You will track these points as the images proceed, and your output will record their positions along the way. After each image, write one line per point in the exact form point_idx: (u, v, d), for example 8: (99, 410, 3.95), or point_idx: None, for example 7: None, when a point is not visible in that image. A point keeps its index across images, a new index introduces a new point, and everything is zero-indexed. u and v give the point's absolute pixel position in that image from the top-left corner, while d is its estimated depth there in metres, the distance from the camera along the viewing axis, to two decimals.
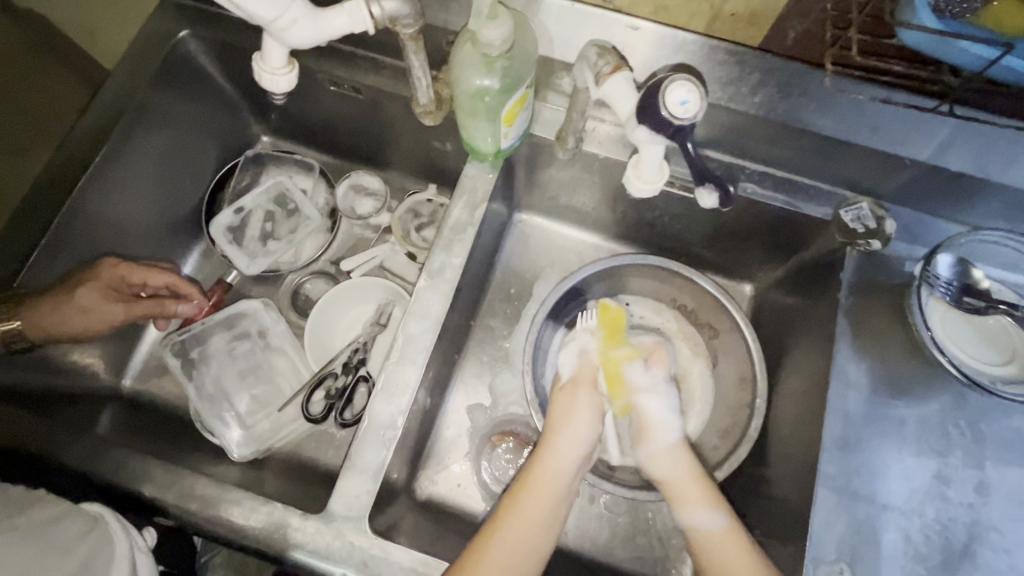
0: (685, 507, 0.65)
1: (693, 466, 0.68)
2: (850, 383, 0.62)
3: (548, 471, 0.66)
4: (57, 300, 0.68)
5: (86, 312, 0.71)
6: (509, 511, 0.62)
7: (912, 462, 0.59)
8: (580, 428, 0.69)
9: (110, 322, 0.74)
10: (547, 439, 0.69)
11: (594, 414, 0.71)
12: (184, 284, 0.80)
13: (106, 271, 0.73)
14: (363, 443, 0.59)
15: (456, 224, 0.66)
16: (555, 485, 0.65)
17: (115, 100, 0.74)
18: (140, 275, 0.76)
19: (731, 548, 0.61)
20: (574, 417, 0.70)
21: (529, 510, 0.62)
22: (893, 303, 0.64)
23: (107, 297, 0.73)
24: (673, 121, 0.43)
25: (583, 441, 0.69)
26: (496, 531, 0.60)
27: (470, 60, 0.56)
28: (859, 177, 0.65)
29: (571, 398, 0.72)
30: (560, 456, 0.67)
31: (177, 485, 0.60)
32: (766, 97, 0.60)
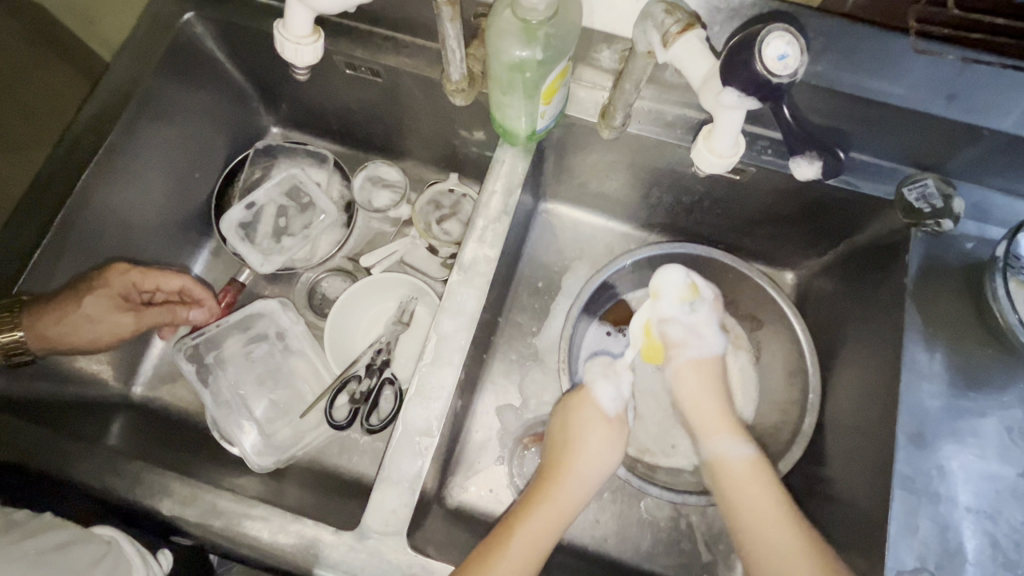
0: (711, 436, 0.66)
1: (719, 398, 0.68)
2: (924, 375, 0.56)
3: (562, 497, 0.61)
4: (64, 309, 0.64)
5: (95, 322, 0.67)
6: (516, 536, 0.57)
7: (994, 459, 0.54)
8: (604, 458, 0.64)
9: (121, 333, 0.70)
10: (564, 460, 0.63)
11: (617, 446, 0.65)
12: (197, 289, 0.75)
13: (115, 277, 0.68)
14: (398, 452, 0.55)
15: (490, 213, 0.61)
16: (566, 512, 0.60)
17: (117, 89, 0.69)
18: (151, 281, 0.72)
19: (754, 476, 0.61)
20: (601, 444, 0.64)
21: (536, 536, 0.57)
22: (966, 288, 0.59)
23: (115, 306, 0.69)
24: (770, 79, 0.40)
25: (605, 469, 0.64)
26: (500, 556, 0.55)
27: (509, 28, 0.51)
28: (923, 152, 0.60)
29: (606, 425, 0.65)
30: (578, 485, 0.62)
31: (199, 501, 0.55)
32: (831, 63, 0.54)
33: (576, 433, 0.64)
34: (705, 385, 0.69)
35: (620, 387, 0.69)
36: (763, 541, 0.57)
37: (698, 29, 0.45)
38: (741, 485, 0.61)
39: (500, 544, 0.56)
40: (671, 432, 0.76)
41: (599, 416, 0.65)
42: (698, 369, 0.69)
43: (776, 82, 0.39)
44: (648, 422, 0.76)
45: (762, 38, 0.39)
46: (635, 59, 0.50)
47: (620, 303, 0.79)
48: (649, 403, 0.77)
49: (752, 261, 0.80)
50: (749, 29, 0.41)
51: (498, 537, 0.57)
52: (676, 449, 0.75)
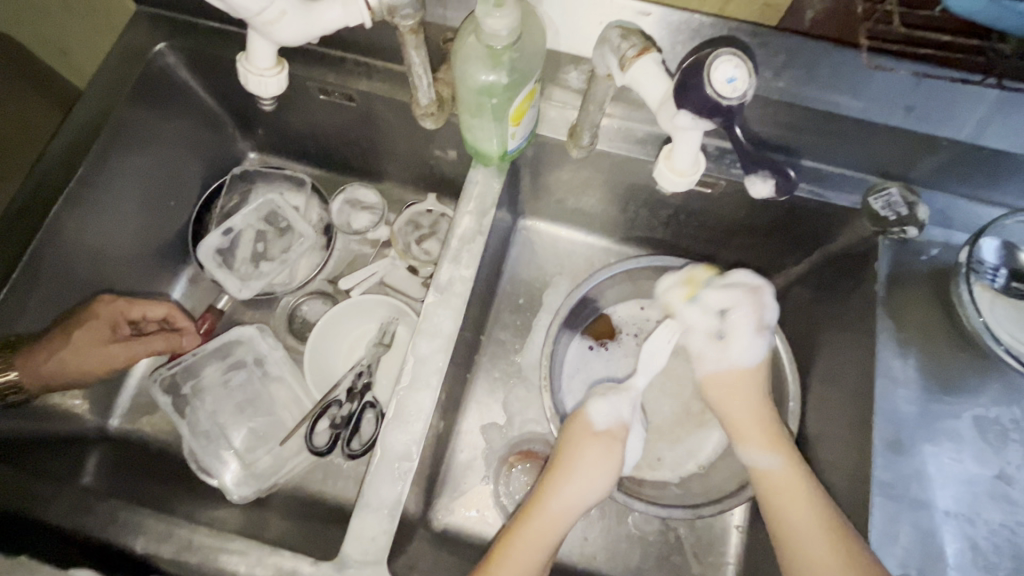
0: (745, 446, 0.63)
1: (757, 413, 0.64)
2: (897, 380, 0.57)
3: (544, 520, 0.59)
4: (53, 345, 0.65)
5: (86, 354, 0.67)
6: (497, 564, 0.56)
7: (969, 462, 0.55)
8: (593, 477, 0.62)
9: (112, 365, 0.69)
10: (551, 480, 0.62)
11: (611, 464, 0.63)
12: (182, 316, 0.75)
13: (103, 308, 0.69)
14: (376, 479, 0.54)
15: (465, 234, 0.61)
16: (548, 536, 0.59)
17: (88, 121, 0.69)
18: (138, 310, 0.72)
19: (796, 491, 0.58)
20: (589, 461, 0.63)
21: (517, 564, 0.56)
22: (934, 292, 0.60)
23: (104, 338, 0.69)
24: (720, 101, 0.40)
25: (593, 491, 0.62)
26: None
27: (475, 54, 0.52)
28: (887, 162, 0.62)
29: (597, 443, 0.64)
30: (562, 505, 0.61)
31: (173, 537, 0.54)
32: (791, 81, 0.55)
33: (565, 454, 0.63)
34: (751, 403, 0.65)
35: (619, 403, 0.67)
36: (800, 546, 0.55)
37: (654, 51, 0.46)
38: (782, 491, 0.58)
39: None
40: (656, 445, 0.76)
41: (589, 434, 0.64)
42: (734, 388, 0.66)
43: (726, 104, 0.40)
44: None
45: (710, 62, 0.40)
46: (596, 81, 0.52)
47: (601, 318, 0.79)
48: None
49: (730, 272, 0.81)
50: (701, 51, 0.42)
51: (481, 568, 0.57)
52: (661, 463, 0.75)
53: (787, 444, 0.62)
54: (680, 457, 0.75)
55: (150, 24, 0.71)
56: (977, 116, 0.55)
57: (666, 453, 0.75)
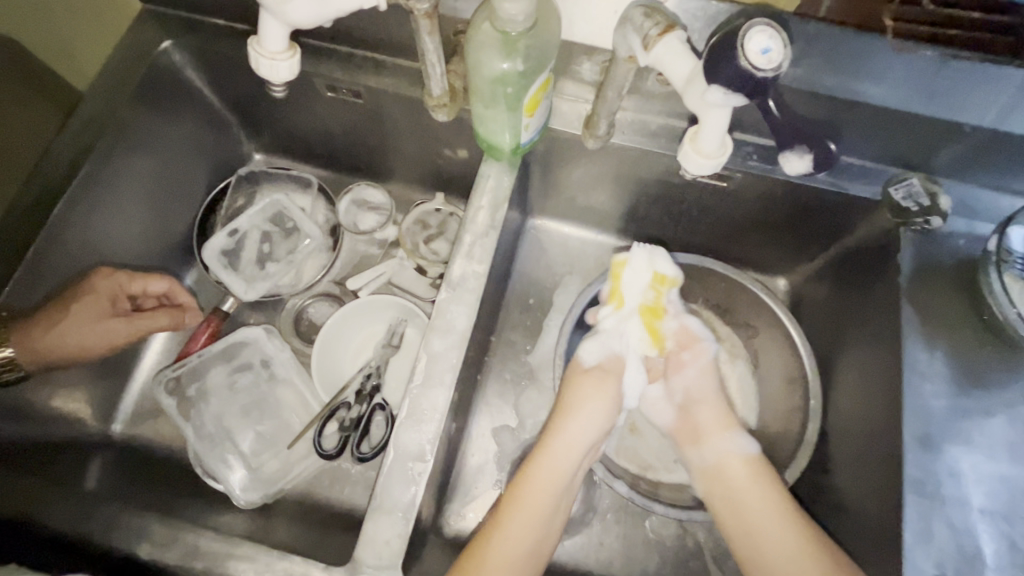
0: (711, 437, 0.66)
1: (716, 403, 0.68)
2: (925, 373, 0.55)
3: (551, 460, 0.62)
4: (52, 319, 0.64)
5: (85, 329, 0.66)
6: (511, 508, 0.59)
7: (1004, 458, 0.53)
8: (590, 413, 0.64)
9: (113, 341, 0.68)
10: (554, 420, 0.64)
11: (608, 400, 0.65)
12: (182, 291, 0.74)
13: (101, 282, 0.67)
14: (390, 480, 0.52)
15: (477, 229, 0.60)
16: (558, 472, 0.61)
17: (93, 118, 0.68)
18: (138, 284, 0.71)
19: (754, 478, 0.62)
20: (585, 400, 0.65)
21: (530, 504, 0.59)
22: (960, 284, 0.58)
23: (104, 313, 0.68)
24: (754, 73, 0.39)
25: (595, 427, 0.64)
26: (499, 528, 0.58)
27: (488, 41, 0.51)
28: (906, 153, 0.60)
29: (590, 380, 0.66)
30: (565, 442, 0.63)
31: (179, 542, 0.52)
32: (811, 67, 0.54)
33: (564, 396, 0.66)
34: (717, 394, 0.69)
35: (612, 341, 0.68)
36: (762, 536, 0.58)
37: (679, 30, 0.45)
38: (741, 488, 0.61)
39: (497, 521, 0.59)
40: (672, 446, 0.74)
41: (582, 374, 0.66)
42: (704, 373, 0.70)
43: (760, 76, 0.39)
44: (648, 438, 0.74)
45: (746, 32, 0.38)
46: (616, 67, 0.50)
47: None
48: (649, 417, 0.75)
49: (744, 269, 0.79)
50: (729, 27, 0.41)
51: (496, 513, 0.59)
52: (679, 464, 0.73)
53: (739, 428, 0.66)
54: None
55: (157, 22, 0.70)
56: (1001, 101, 0.53)
57: None
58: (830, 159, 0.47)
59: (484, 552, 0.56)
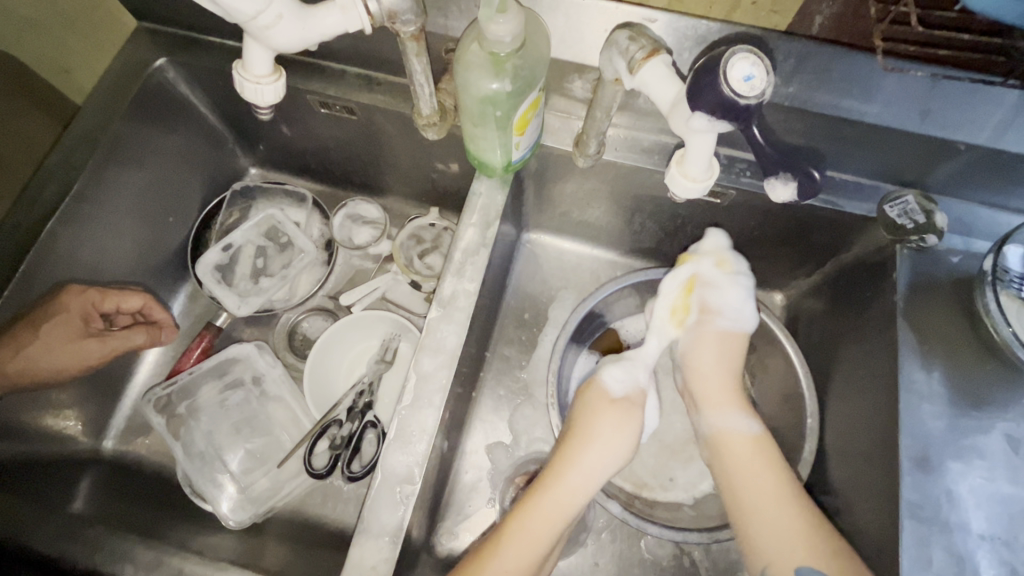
0: (714, 409, 0.63)
1: (730, 374, 0.65)
2: (921, 394, 0.55)
3: (563, 491, 0.58)
4: (20, 342, 0.63)
5: (56, 351, 0.65)
6: (510, 534, 0.56)
7: (1004, 481, 0.52)
8: (612, 444, 0.61)
9: (86, 362, 0.68)
10: (571, 447, 0.61)
11: (630, 429, 0.62)
12: (158, 308, 0.73)
13: (72, 300, 0.66)
14: (377, 503, 0.52)
15: (468, 247, 0.59)
16: (568, 503, 0.58)
17: (87, 135, 0.68)
18: (111, 302, 0.69)
19: (756, 452, 0.59)
20: (608, 429, 0.61)
21: (532, 535, 0.56)
22: (957, 303, 0.58)
23: (77, 333, 0.67)
24: (738, 100, 0.39)
25: (612, 460, 0.61)
26: (493, 558, 0.55)
27: (477, 62, 0.51)
28: (901, 169, 0.60)
29: (615, 409, 0.63)
30: (581, 471, 0.59)
31: (163, 566, 0.51)
32: (802, 85, 0.53)
33: (584, 423, 0.62)
34: (725, 362, 0.65)
35: (636, 372, 0.66)
36: (756, 513, 0.56)
37: (663, 53, 0.45)
38: (740, 469, 0.59)
39: (495, 541, 0.56)
40: (668, 464, 0.73)
41: (606, 403, 0.63)
42: (714, 341, 0.66)
43: (744, 103, 0.38)
44: (643, 455, 0.73)
45: (728, 58, 0.38)
46: (604, 87, 0.50)
47: (610, 331, 0.77)
48: (645, 433, 0.74)
49: None
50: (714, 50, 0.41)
51: (489, 541, 0.56)
52: (674, 482, 0.72)
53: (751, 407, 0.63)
54: (693, 476, 0.72)
55: (151, 38, 0.70)
56: (995, 120, 0.53)
57: (678, 473, 0.72)
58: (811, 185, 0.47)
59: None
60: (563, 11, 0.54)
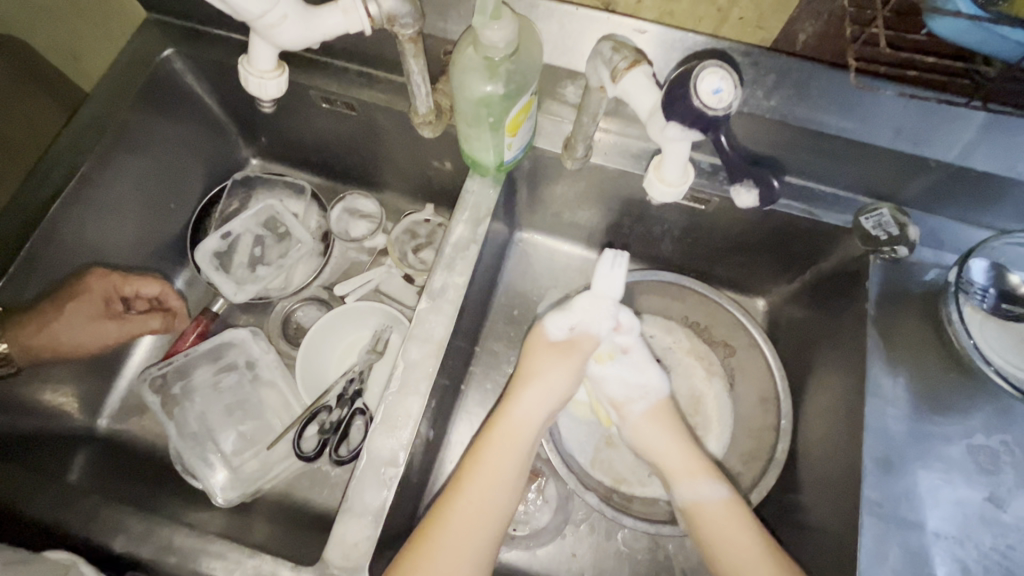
0: (684, 481, 0.65)
1: (684, 441, 0.67)
2: (887, 398, 0.57)
3: (508, 423, 0.64)
4: (47, 319, 0.66)
5: (77, 329, 0.69)
6: (469, 474, 0.60)
7: (961, 484, 0.54)
8: (548, 383, 0.66)
9: (103, 342, 0.71)
10: (515, 386, 0.66)
11: (572, 374, 0.67)
12: (173, 296, 0.76)
13: (96, 283, 0.70)
14: (361, 484, 0.54)
15: (459, 242, 0.62)
16: (517, 435, 0.63)
17: (94, 120, 0.70)
18: (131, 287, 0.73)
19: (731, 515, 0.62)
20: (545, 370, 0.66)
21: (489, 467, 0.61)
22: (924, 312, 0.60)
23: (98, 314, 0.71)
24: (706, 112, 0.41)
25: (552, 398, 0.66)
26: (458, 491, 0.59)
27: (472, 65, 0.53)
28: (877, 183, 0.63)
29: (553, 353, 0.67)
30: (523, 409, 0.65)
31: (154, 536, 0.53)
32: (783, 99, 0.56)
33: (525, 366, 0.67)
34: (668, 435, 0.67)
35: (580, 318, 0.68)
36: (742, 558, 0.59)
37: (646, 64, 0.48)
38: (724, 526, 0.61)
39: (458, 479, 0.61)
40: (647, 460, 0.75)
41: (545, 347, 0.68)
42: (652, 421, 0.69)
43: (712, 114, 0.41)
44: (624, 451, 0.75)
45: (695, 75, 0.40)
46: (590, 94, 0.53)
47: None
48: None
49: (725, 289, 0.81)
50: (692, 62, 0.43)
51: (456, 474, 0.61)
52: (653, 479, 0.74)
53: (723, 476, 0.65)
54: None
55: (160, 30, 0.72)
56: (963, 138, 0.55)
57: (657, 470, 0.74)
58: (772, 195, 0.49)
59: (446, 512, 0.58)
60: (557, 19, 0.57)
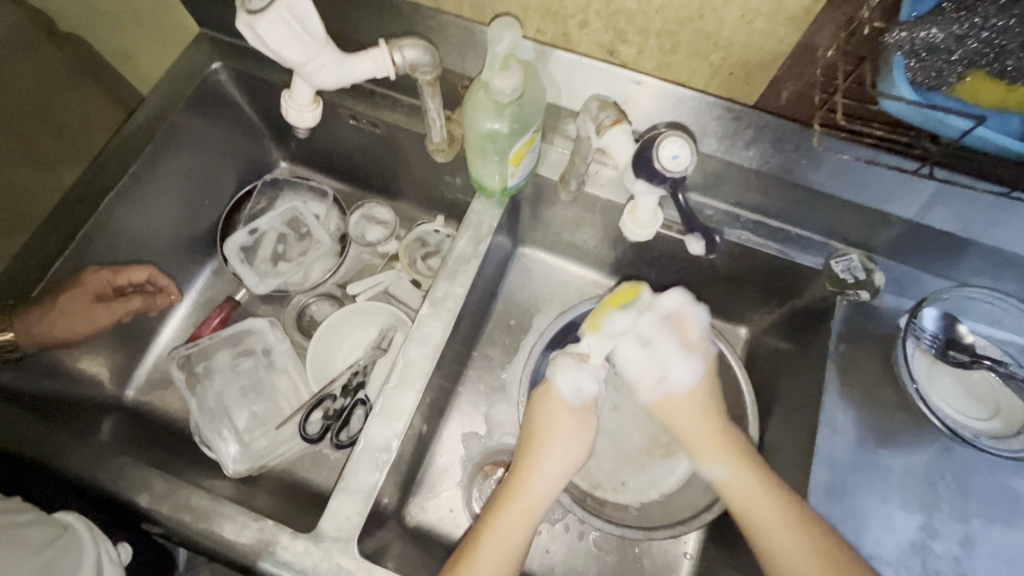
0: (703, 457, 0.70)
1: (710, 421, 0.71)
2: (837, 429, 0.62)
3: (530, 493, 0.67)
4: (47, 309, 0.70)
5: (75, 319, 0.72)
6: (484, 544, 0.63)
7: (899, 511, 0.59)
8: (571, 450, 0.69)
9: (99, 325, 0.76)
10: (533, 454, 0.69)
11: (587, 437, 0.71)
12: (162, 277, 0.84)
13: (91, 277, 0.75)
14: (357, 466, 0.60)
15: (461, 257, 0.68)
16: (534, 506, 0.66)
17: (147, 122, 0.78)
18: (124, 277, 0.78)
19: (754, 487, 0.64)
20: (565, 436, 0.70)
21: (505, 536, 0.63)
22: (880, 354, 0.65)
23: (91, 302, 0.75)
24: (665, 172, 0.49)
25: (572, 462, 0.69)
26: (470, 563, 0.61)
27: (482, 104, 0.60)
28: (847, 231, 0.68)
29: (571, 418, 0.70)
30: (544, 478, 0.68)
31: (173, 496, 0.61)
32: (759, 151, 0.63)
33: (541, 433, 0.70)
34: (699, 412, 0.72)
35: (589, 379, 0.72)
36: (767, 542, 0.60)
37: (625, 123, 0.55)
38: (743, 499, 0.64)
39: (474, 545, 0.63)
40: (621, 469, 0.81)
41: (564, 411, 0.70)
42: (684, 400, 0.72)
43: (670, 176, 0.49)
44: (601, 459, 0.81)
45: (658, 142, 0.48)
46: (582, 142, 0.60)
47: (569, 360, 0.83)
48: (604, 439, 0.82)
49: (709, 315, 0.87)
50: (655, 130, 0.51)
51: (472, 539, 0.64)
52: (625, 487, 0.80)
53: (741, 453, 0.68)
54: (642, 482, 0.80)
55: (210, 44, 0.80)
56: (921, 199, 0.61)
57: (631, 478, 0.80)
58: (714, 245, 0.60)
59: None
60: (563, 66, 0.64)
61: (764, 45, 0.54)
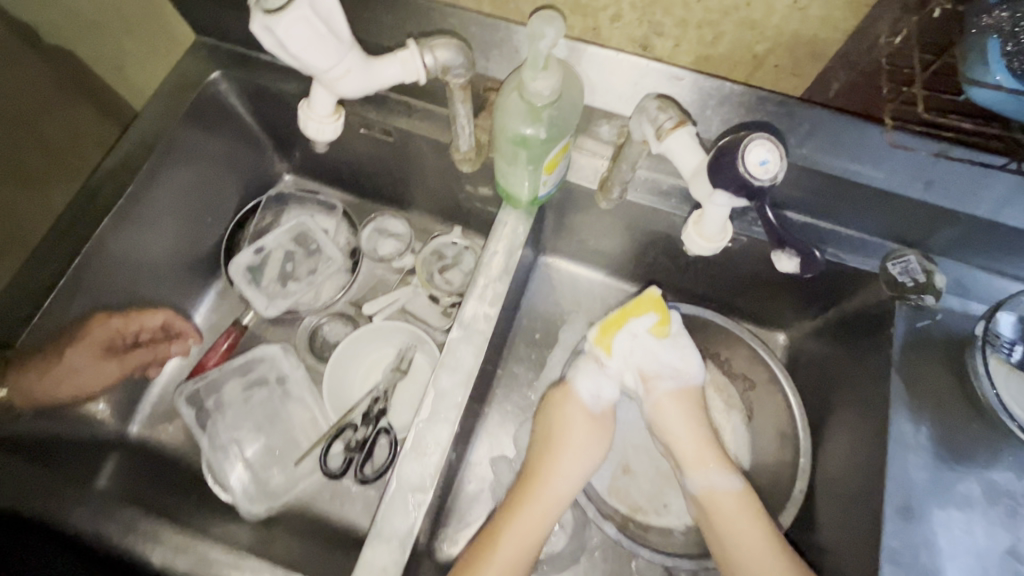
0: (697, 470, 0.69)
1: (699, 430, 0.70)
2: (907, 446, 0.58)
3: (547, 492, 0.67)
4: (49, 363, 0.68)
5: (81, 373, 0.71)
6: (501, 544, 0.63)
7: (981, 535, 0.55)
8: (587, 452, 0.69)
9: (109, 379, 0.75)
10: (548, 454, 0.69)
11: (603, 439, 0.71)
12: (178, 320, 0.80)
13: (98, 328, 0.73)
14: (390, 509, 0.55)
15: (490, 273, 0.63)
16: (550, 506, 0.67)
17: (144, 137, 0.72)
18: (134, 325, 0.76)
19: (741, 508, 0.65)
20: (580, 439, 0.69)
21: (522, 535, 0.64)
22: (949, 362, 0.61)
23: (99, 356, 0.73)
24: (752, 179, 0.45)
25: (587, 461, 0.69)
26: (488, 563, 0.62)
27: (516, 108, 0.54)
28: (904, 230, 0.63)
29: (588, 422, 0.71)
30: (562, 479, 0.68)
31: (191, 550, 0.55)
32: (813, 148, 0.58)
33: (558, 434, 0.70)
34: (691, 419, 0.71)
35: (607, 385, 0.72)
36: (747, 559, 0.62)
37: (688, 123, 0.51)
38: (733, 514, 0.65)
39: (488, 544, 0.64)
40: (663, 490, 0.76)
41: (580, 412, 0.71)
42: (675, 400, 0.71)
43: (757, 183, 0.45)
44: (640, 480, 0.76)
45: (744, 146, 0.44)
46: (630, 146, 0.56)
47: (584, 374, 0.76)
48: (642, 457, 0.77)
49: (745, 322, 0.82)
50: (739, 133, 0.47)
51: (485, 537, 0.65)
52: (668, 509, 0.75)
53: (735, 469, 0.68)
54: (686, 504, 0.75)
55: (208, 52, 0.75)
56: (995, 195, 0.57)
57: (674, 500, 0.75)
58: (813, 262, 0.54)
59: None
60: (597, 63, 0.58)
61: (827, 34, 0.49)
